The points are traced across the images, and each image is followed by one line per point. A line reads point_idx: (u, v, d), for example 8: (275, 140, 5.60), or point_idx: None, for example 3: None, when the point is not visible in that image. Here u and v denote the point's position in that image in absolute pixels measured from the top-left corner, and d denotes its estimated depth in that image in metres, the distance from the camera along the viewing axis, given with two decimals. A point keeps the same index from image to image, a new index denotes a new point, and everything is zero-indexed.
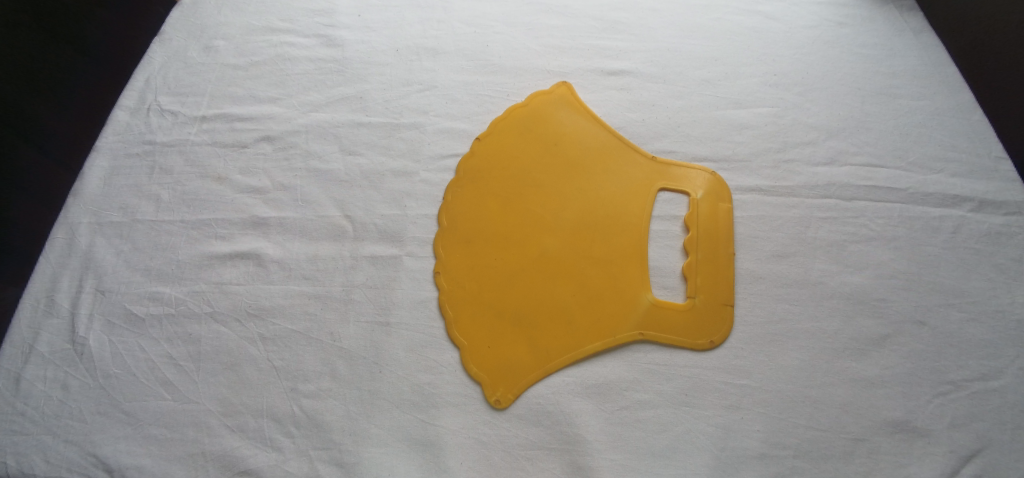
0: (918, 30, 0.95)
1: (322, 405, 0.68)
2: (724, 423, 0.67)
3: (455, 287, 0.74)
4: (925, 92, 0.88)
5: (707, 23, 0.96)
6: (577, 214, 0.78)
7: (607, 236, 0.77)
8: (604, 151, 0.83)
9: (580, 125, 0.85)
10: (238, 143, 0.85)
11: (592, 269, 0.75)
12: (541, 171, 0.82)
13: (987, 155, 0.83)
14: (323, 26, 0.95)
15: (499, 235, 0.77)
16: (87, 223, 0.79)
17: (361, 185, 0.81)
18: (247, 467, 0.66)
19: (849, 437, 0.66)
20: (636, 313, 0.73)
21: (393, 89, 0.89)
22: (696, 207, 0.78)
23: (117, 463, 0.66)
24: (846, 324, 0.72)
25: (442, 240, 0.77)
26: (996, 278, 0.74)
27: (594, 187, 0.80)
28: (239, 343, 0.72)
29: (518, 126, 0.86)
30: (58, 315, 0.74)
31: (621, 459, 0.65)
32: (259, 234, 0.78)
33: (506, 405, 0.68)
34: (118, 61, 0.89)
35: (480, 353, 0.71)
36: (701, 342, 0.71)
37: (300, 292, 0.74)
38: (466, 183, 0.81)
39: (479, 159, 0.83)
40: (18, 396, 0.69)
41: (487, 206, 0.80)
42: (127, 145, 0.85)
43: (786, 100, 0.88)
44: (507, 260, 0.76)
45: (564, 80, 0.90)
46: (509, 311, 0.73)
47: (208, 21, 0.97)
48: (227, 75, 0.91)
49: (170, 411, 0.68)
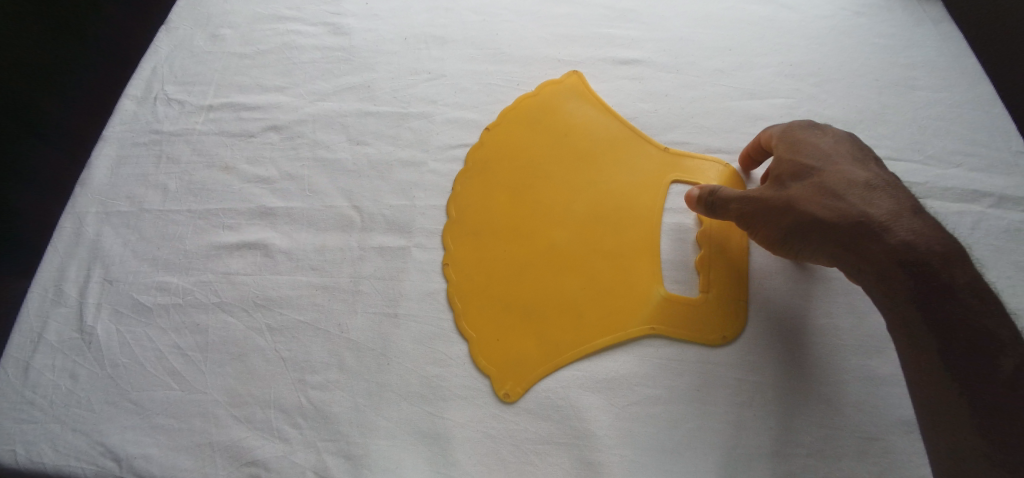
0: (939, 20, 0.92)
1: (329, 397, 0.68)
2: (736, 419, 0.66)
3: (463, 280, 0.74)
4: (945, 84, 0.86)
5: (722, 11, 0.94)
6: (588, 207, 0.77)
7: (619, 229, 0.76)
8: (616, 143, 0.82)
9: (590, 116, 0.84)
10: (245, 132, 0.84)
11: (603, 263, 0.74)
12: (551, 163, 0.80)
13: (1007, 149, 0.81)
14: (329, 14, 0.93)
15: (509, 227, 0.76)
16: (94, 213, 0.79)
17: (369, 176, 0.81)
18: (255, 458, 0.66)
19: (862, 435, 0.65)
20: (648, 308, 0.71)
21: (401, 78, 0.88)
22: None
23: (125, 453, 0.66)
24: (862, 319, 0.70)
25: (450, 232, 0.76)
26: (1015, 275, 0.73)
27: (605, 180, 0.79)
28: (246, 334, 0.71)
29: (527, 117, 0.84)
30: (65, 304, 0.73)
31: (630, 454, 0.65)
32: (266, 224, 0.78)
33: (515, 398, 0.67)
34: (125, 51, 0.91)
35: (489, 346, 0.70)
36: (714, 337, 0.70)
37: (308, 283, 0.74)
38: (474, 174, 0.80)
39: (488, 150, 0.82)
40: (27, 386, 0.69)
41: (495, 197, 0.78)
42: (134, 134, 0.84)
43: (802, 91, 0.86)
44: (516, 253, 0.75)
45: (574, 69, 0.89)
46: (519, 304, 0.72)
47: (214, 9, 0.94)
48: (234, 63, 0.90)
49: (179, 401, 0.68)
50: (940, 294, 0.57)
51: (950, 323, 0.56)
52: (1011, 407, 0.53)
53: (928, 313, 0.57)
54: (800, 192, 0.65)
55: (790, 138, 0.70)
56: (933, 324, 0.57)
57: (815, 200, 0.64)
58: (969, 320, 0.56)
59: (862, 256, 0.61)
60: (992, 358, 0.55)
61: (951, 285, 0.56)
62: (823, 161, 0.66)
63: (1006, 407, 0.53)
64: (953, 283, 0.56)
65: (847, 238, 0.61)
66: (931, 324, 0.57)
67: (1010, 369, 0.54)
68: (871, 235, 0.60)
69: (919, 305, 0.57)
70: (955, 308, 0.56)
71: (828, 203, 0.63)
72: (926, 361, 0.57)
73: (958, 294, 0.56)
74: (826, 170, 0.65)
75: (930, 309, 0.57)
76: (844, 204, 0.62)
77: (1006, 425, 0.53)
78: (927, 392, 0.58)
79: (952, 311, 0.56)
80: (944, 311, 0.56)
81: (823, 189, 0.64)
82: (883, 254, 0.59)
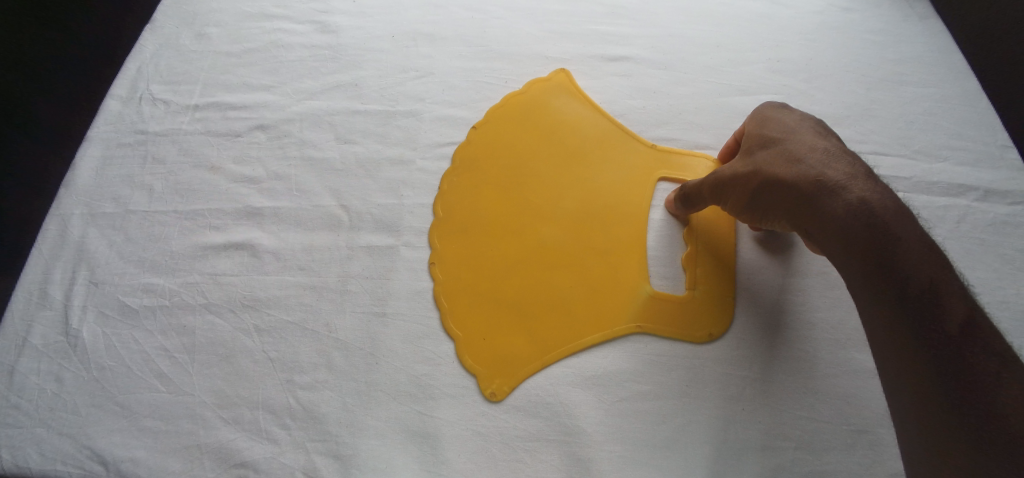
0: (925, 16, 0.92)
1: (318, 397, 0.67)
2: (725, 414, 0.66)
3: (451, 278, 0.73)
4: (931, 79, 0.87)
5: (711, 7, 0.94)
6: (577, 204, 0.77)
7: (607, 226, 0.76)
8: (604, 140, 0.82)
9: (579, 113, 0.84)
10: (232, 132, 0.84)
11: (591, 260, 0.74)
12: (540, 160, 0.80)
13: (993, 143, 0.81)
14: (316, 12, 0.93)
15: (496, 225, 0.76)
16: (80, 214, 0.78)
17: (358, 174, 0.80)
18: (243, 460, 0.65)
19: (850, 428, 0.65)
20: (635, 305, 0.72)
21: (390, 76, 0.87)
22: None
23: (112, 456, 0.66)
24: (849, 313, 0.71)
25: (439, 231, 0.76)
26: (1001, 269, 0.73)
27: (594, 178, 0.79)
28: (234, 335, 0.71)
29: (515, 114, 0.84)
30: (50, 307, 0.73)
31: (620, 450, 0.65)
32: (254, 224, 0.77)
33: (502, 397, 0.67)
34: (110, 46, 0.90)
35: (476, 345, 0.70)
36: (702, 333, 0.70)
37: (296, 282, 0.73)
38: (462, 172, 0.80)
39: (476, 148, 0.82)
40: (12, 390, 0.69)
41: (483, 195, 0.78)
42: (119, 134, 0.84)
43: (790, 87, 0.86)
44: (504, 251, 0.75)
45: (563, 65, 0.89)
46: (507, 303, 0.72)
47: (200, 7, 0.93)
48: (221, 62, 0.89)
49: (166, 403, 0.68)
50: (890, 248, 0.55)
51: (900, 277, 0.54)
52: (965, 360, 0.50)
53: (877, 268, 0.55)
54: (764, 161, 0.65)
55: (760, 115, 0.71)
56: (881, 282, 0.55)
57: (776, 164, 0.64)
58: (915, 273, 0.53)
59: (815, 216, 0.60)
60: (943, 311, 0.52)
61: (900, 239, 0.55)
62: (789, 134, 0.66)
63: (962, 361, 0.50)
64: (902, 237, 0.55)
65: (802, 198, 0.62)
66: (880, 279, 0.55)
67: (960, 320, 0.51)
68: (825, 193, 0.60)
69: (869, 259, 0.56)
70: (902, 262, 0.54)
71: (790, 168, 0.63)
72: (879, 327, 0.55)
73: (907, 248, 0.55)
74: (790, 140, 0.66)
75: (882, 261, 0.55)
76: (803, 167, 0.62)
77: (964, 380, 0.50)
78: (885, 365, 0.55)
79: (901, 264, 0.54)
80: (892, 266, 0.55)
81: (785, 155, 0.64)
82: (835, 211, 0.59)
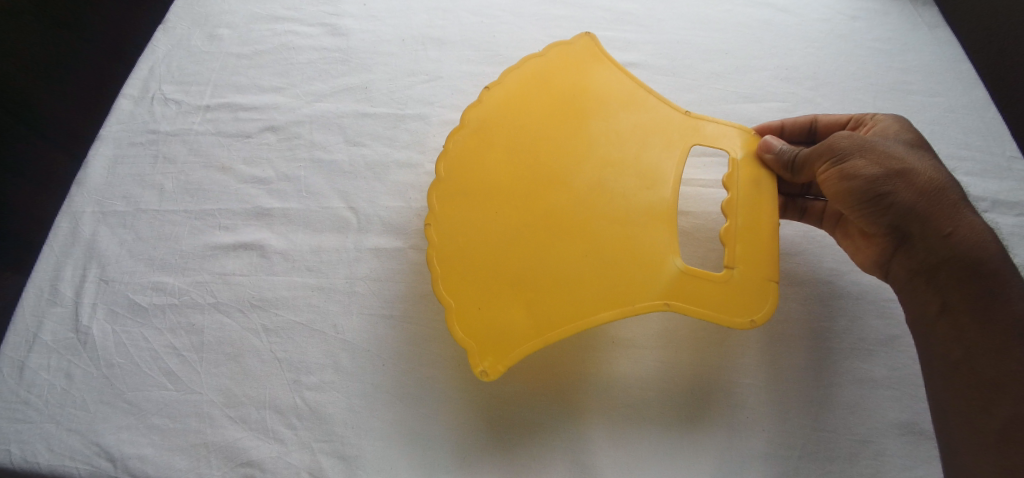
0: (934, 24, 0.92)
1: (323, 398, 0.68)
2: (728, 422, 0.66)
3: (446, 244, 0.68)
4: (938, 88, 0.86)
5: (718, 15, 0.94)
6: (592, 171, 0.70)
7: (625, 196, 0.69)
8: (631, 103, 0.74)
9: (601, 76, 0.76)
10: (243, 133, 0.84)
11: (605, 230, 0.68)
12: (553, 122, 0.73)
13: (1000, 154, 0.81)
14: (326, 14, 0.93)
15: (503, 189, 0.69)
16: (90, 212, 0.79)
17: (365, 177, 0.81)
18: (249, 459, 0.66)
19: (855, 438, 0.66)
20: (662, 281, 0.66)
21: (398, 80, 0.88)
22: (737, 171, 0.70)
23: (120, 453, 0.66)
24: (854, 323, 0.71)
25: (436, 190, 0.70)
26: None
27: (612, 142, 0.72)
28: (241, 334, 0.71)
29: (533, 74, 0.76)
30: (60, 304, 0.73)
31: (622, 457, 0.65)
32: (263, 225, 0.78)
33: (493, 376, 0.64)
34: (116, 57, 1.02)
35: (469, 314, 0.65)
36: (740, 319, 0.64)
37: (303, 284, 0.74)
38: (472, 135, 0.72)
39: (490, 108, 0.74)
40: (21, 385, 0.69)
41: (495, 160, 0.71)
42: (130, 134, 0.84)
43: (797, 95, 0.87)
44: (515, 218, 0.68)
45: (586, 33, 0.80)
46: (510, 273, 0.66)
47: (212, 9, 0.94)
48: (231, 63, 0.90)
49: (173, 402, 0.68)
50: (1005, 285, 0.61)
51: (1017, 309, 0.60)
52: None
53: (985, 294, 0.61)
54: (915, 161, 0.66)
55: (894, 123, 0.73)
56: (991, 310, 0.61)
57: (914, 160, 0.66)
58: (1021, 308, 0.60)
59: (939, 224, 0.64)
60: None
61: (1009, 280, 0.61)
62: (925, 149, 0.69)
63: None
64: (1013, 281, 0.61)
65: (933, 200, 0.64)
66: (999, 308, 0.61)
67: None
68: (960, 216, 0.64)
69: (977, 285, 0.62)
70: (1014, 298, 0.61)
71: (937, 178, 0.65)
72: (981, 355, 0.60)
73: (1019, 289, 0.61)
74: (929, 154, 0.68)
75: (1004, 292, 0.61)
76: (945, 182, 0.65)
77: None
78: (976, 393, 0.60)
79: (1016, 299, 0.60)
80: (1004, 299, 0.61)
81: (931, 166, 0.66)
82: (963, 227, 0.63)
